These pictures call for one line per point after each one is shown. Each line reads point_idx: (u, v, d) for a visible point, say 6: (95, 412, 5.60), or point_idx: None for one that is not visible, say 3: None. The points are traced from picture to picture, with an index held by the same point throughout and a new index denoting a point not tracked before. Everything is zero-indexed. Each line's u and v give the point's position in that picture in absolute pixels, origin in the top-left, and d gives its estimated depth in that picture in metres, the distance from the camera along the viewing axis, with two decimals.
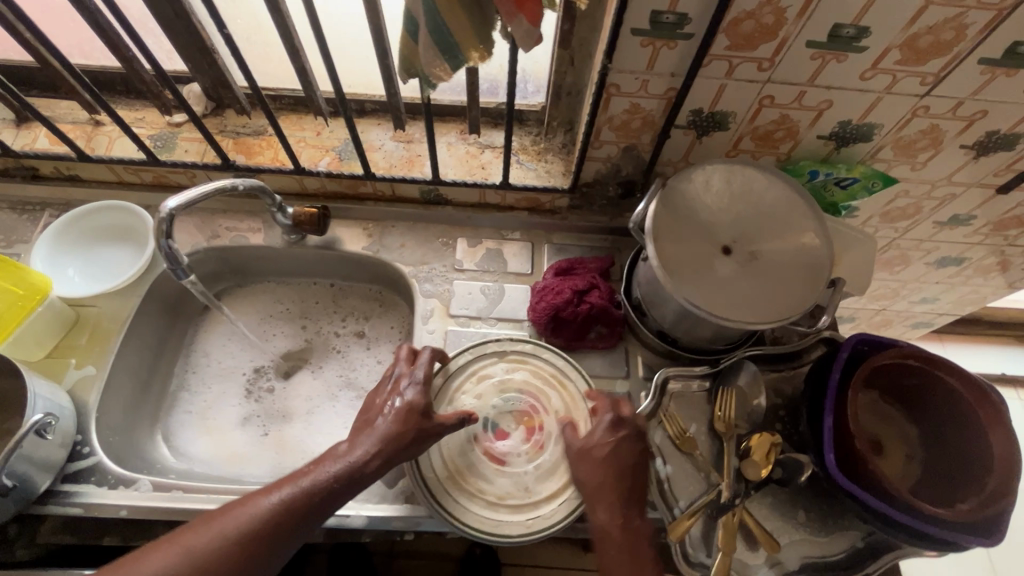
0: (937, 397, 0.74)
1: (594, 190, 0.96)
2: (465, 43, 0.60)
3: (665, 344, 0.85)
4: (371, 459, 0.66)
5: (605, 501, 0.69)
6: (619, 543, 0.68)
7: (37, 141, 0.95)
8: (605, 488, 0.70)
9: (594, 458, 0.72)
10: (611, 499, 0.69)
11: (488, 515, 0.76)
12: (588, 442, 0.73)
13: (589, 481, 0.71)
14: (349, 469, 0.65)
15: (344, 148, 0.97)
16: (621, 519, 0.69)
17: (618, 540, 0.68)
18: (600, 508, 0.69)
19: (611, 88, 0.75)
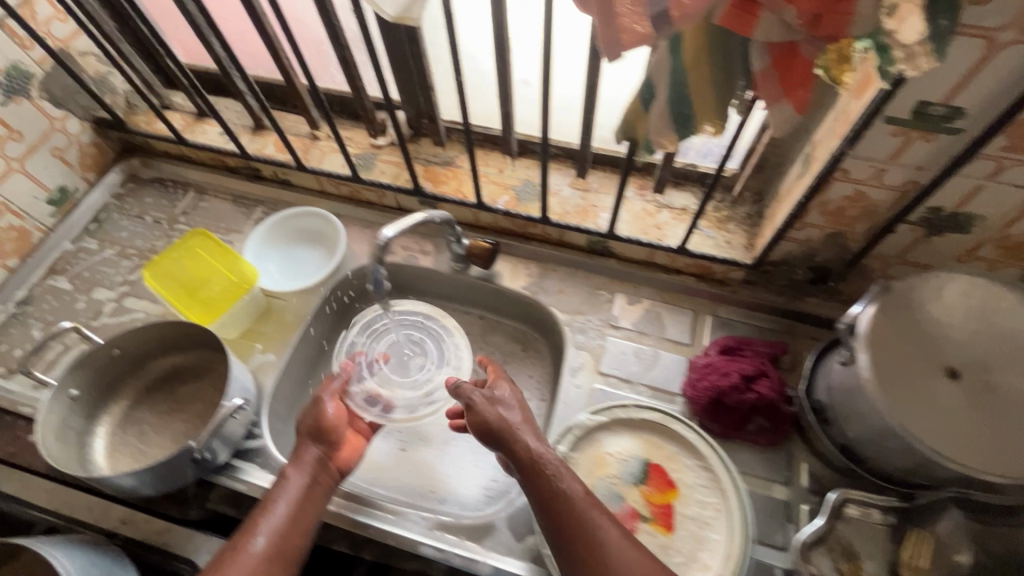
0: None
1: (778, 270, 0.89)
2: (701, 117, 0.58)
3: (847, 461, 0.74)
4: (313, 475, 0.73)
5: (520, 452, 0.65)
6: (568, 507, 0.61)
7: (266, 147, 1.09)
8: (506, 433, 0.66)
9: (493, 407, 0.68)
10: (522, 432, 0.66)
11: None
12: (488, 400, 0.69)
13: (492, 426, 0.67)
14: (308, 472, 0.73)
15: (523, 189, 1.00)
16: (563, 479, 0.63)
17: (565, 501, 0.61)
18: (511, 441, 0.65)
19: (838, 172, 0.68)
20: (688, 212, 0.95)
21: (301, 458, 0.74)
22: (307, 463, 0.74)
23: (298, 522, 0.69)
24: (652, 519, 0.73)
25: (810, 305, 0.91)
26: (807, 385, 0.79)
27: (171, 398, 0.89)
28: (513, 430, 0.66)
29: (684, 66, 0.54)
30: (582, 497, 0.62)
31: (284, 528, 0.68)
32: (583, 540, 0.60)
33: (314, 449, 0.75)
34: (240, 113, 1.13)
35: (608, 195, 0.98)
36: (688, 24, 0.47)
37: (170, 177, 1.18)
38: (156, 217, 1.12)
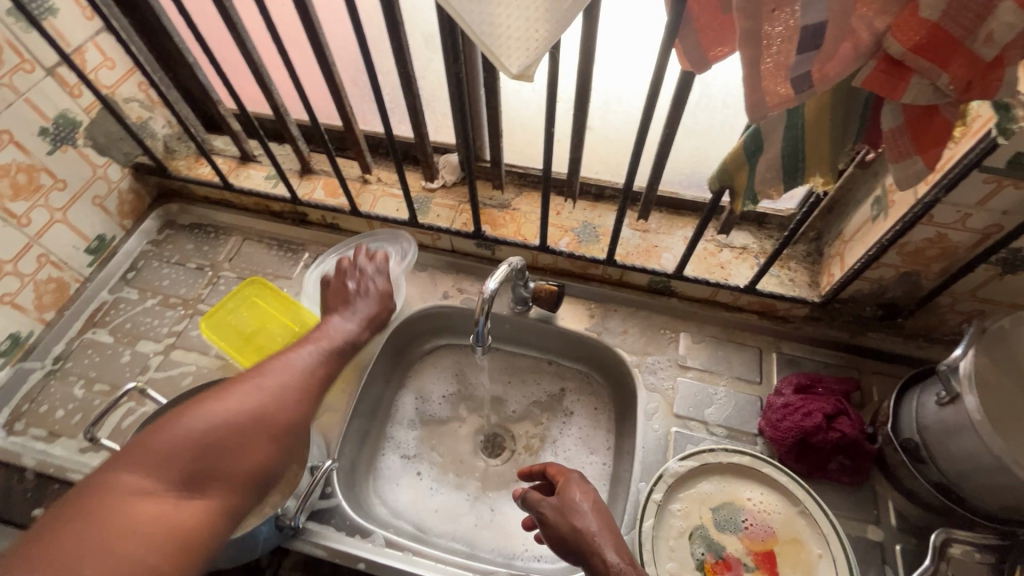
0: None
1: (845, 306, 0.90)
2: (816, 168, 0.59)
3: (944, 499, 0.74)
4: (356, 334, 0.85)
5: (603, 566, 0.62)
6: None
7: (315, 191, 1.07)
8: (586, 544, 0.64)
9: (567, 522, 0.67)
10: (602, 547, 0.63)
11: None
12: (564, 499, 0.69)
13: (572, 540, 0.66)
14: (338, 337, 0.82)
15: (583, 231, 1.00)
16: None
17: None
18: (591, 555, 0.63)
19: (924, 217, 0.70)
20: (749, 251, 0.96)
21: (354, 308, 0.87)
22: (347, 331, 0.84)
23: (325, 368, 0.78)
24: (757, 566, 0.74)
25: (875, 340, 0.92)
26: (893, 425, 0.80)
27: None
28: (589, 539, 0.64)
29: (805, 122, 0.55)
30: None
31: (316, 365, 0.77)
32: None
33: (352, 319, 0.86)
34: (289, 157, 1.12)
35: (668, 235, 0.98)
36: (829, 86, 0.49)
37: (209, 222, 1.14)
38: (198, 264, 1.08)
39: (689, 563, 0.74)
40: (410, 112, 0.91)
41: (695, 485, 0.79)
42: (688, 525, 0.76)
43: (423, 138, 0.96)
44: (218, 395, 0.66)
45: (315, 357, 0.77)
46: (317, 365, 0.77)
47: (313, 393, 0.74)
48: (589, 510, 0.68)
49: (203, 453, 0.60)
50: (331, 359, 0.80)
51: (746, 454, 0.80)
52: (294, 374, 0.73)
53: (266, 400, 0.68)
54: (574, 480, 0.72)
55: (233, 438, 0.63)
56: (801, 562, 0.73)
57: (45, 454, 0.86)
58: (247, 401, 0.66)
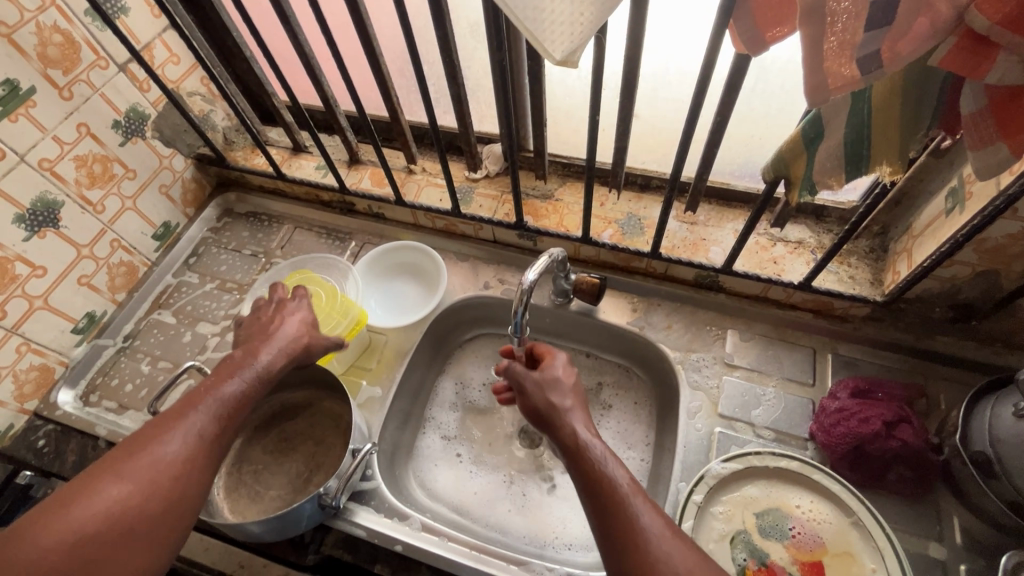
0: None
1: (911, 307, 0.84)
2: (884, 157, 0.54)
3: (1021, 520, 0.67)
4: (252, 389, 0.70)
5: (568, 436, 0.64)
6: (608, 487, 0.57)
7: (363, 181, 1.10)
8: (557, 417, 0.66)
9: (542, 396, 0.69)
10: (572, 420, 0.65)
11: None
12: (545, 373, 0.71)
13: (544, 412, 0.68)
14: (234, 395, 0.67)
15: (627, 223, 0.97)
16: (610, 465, 0.59)
17: (608, 487, 0.57)
18: (558, 427, 0.65)
19: (1008, 210, 0.64)
20: (805, 245, 0.91)
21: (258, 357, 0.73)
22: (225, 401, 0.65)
23: (191, 459, 0.60)
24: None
25: (946, 344, 0.85)
26: (962, 435, 0.74)
27: (282, 436, 0.88)
28: (561, 413, 0.66)
29: (871, 106, 0.51)
30: (628, 488, 0.57)
31: (179, 454, 0.59)
32: (620, 531, 0.54)
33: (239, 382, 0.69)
34: (338, 148, 1.15)
35: (717, 228, 0.94)
36: (900, 66, 0.45)
37: (263, 211, 1.20)
38: (253, 250, 1.14)
39: (729, 567, 0.71)
40: (453, 101, 0.91)
41: (739, 487, 0.77)
42: (728, 529, 0.74)
43: (467, 128, 0.96)
44: (82, 492, 0.54)
45: (189, 439, 0.60)
46: (198, 446, 0.61)
47: (166, 498, 0.56)
48: (567, 387, 0.70)
49: (90, 549, 0.51)
50: (223, 422, 0.64)
51: (794, 459, 0.76)
52: (154, 467, 0.57)
53: (132, 502, 0.55)
54: (558, 359, 0.74)
55: (114, 539, 0.53)
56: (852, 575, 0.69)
57: (115, 424, 0.93)
58: (126, 495, 0.55)
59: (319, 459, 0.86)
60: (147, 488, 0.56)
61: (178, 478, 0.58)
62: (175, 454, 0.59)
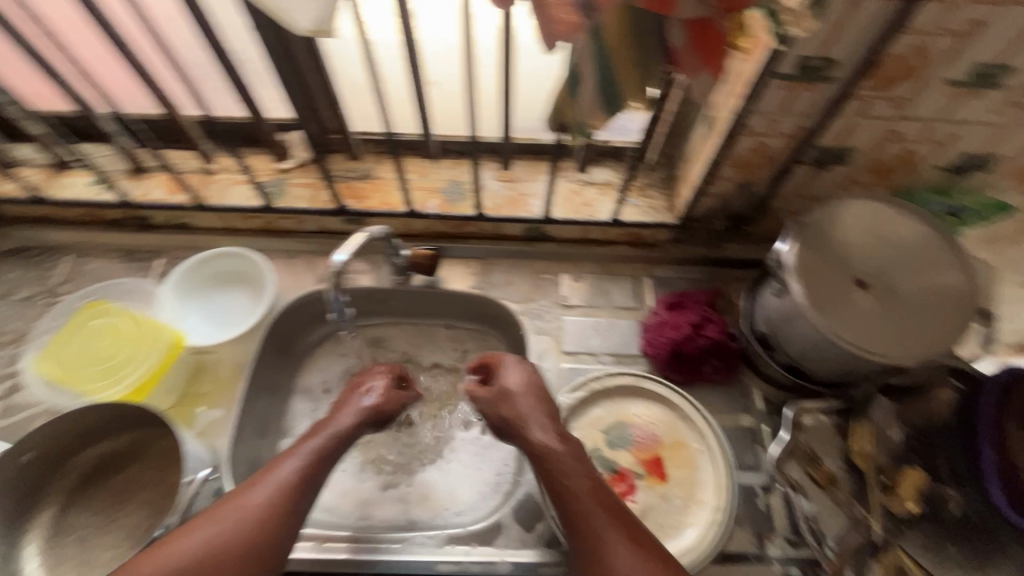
0: None
1: (699, 224, 0.97)
2: (629, 94, 0.61)
3: (794, 378, 0.84)
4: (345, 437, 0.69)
5: (528, 444, 0.67)
6: (574, 500, 0.62)
7: (154, 191, 0.97)
8: (516, 425, 0.68)
9: (498, 409, 0.70)
10: (532, 428, 0.67)
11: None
12: (499, 387, 0.72)
13: (503, 426, 0.70)
14: (331, 433, 0.68)
15: (450, 190, 0.98)
16: (568, 473, 0.63)
17: (574, 499, 0.62)
18: (519, 430, 0.68)
19: (743, 128, 0.76)
20: (611, 185, 1.00)
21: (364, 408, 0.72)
22: (284, 478, 0.63)
23: (274, 507, 0.61)
24: (647, 472, 0.80)
25: (731, 251, 1.00)
26: (747, 321, 0.88)
27: (110, 490, 0.78)
28: (523, 421, 0.68)
29: (608, 49, 0.57)
30: (591, 501, 0.62)
31: (276, 491, 0.61)
32: (585, 538, 0.60)
33: (295, 458, 0.65)
34: (115, 157, 1.00)
35: (534, 181, 1.00)
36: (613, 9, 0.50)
37: (32, 244, 1.00)
38: (29, 293, 0.96)
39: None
40: (234, 88, 0.83)
41: (586, 412, 0.84)
42: (581, 451, 0.81)
43: (259, 115, 0.89)
44: (149, 553, 0.57)
45: (276, 485, 0.62)
46: (281, 492, 0.62)
47: (248, 544, 0.58)
48: (520, 390, 0.71)
49: None
50: (314, 471, 0.65)
51: (627, 375, 0.86)
52: (250, 513, 0.59)
53: (206, 554, 0.56)
54: (511, 362, 0.74)
55: None
56: (682, 459, 0.81)
57: None
58: (193, 547, 0.56)
59: (160, 503, 0.77)
60: (234, 533, 0.58)
61: (268, 522, 0.59)
62: (269, 495, 0.61)
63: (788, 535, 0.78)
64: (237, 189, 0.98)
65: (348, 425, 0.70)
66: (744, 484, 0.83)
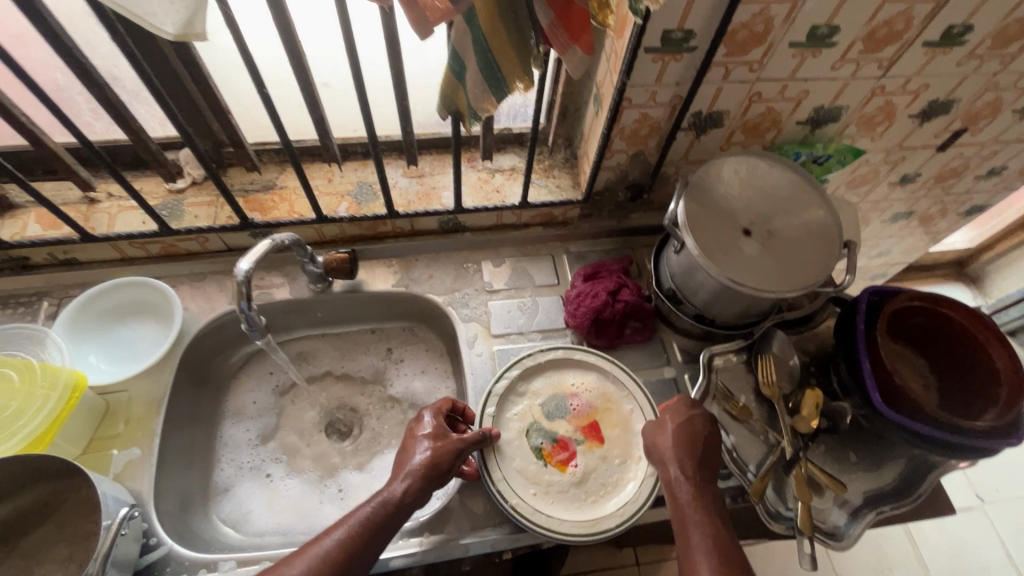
0: (951, 337, 0.82)
1: (604, 198, 1.03)
2: (512, 76, 0.64)
3: (704, 326, 0.91)
4: (415, 494, 0.71)
5: (666, 475, 0.73)
6: (699, 524, 0.67)
7: (28, 228, 0.89)
8: (658, 451, 0.75)
9: (654, 434, 0.77)
10: (670, 458, 0.73)
11: (584, 518, 0.77)
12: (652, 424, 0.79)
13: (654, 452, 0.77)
14: (398, 488, 0.70)
15: (359, 191, 0.98)
16: (691, 506, 0.69)
17: (708, 529, 0.67)
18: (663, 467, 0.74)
19: (625, 102, 0.82)
20: (518, 170, 1.04)
21: (414, 473, 0.71)
22: (324, 551, 0.63)
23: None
24: (585, 438, 0.84)
25: (636, 219, 1.07)
26: (656, 281, 0.95)
27: (18, 556, 0.73)
28: (664, 455, 0.74)
29: (484, 34, 0.59)
30: (699, 541, 0.66)
31: (321, 559, 0.62)
32: None
33: (340, 529, 0.66)
34: None
35: (443, 174, 1.01)
36: None
37: None
38: None
39: (529, 457, 0.81)
40: (106, 107, 0.78)
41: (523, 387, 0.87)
42: (518, 427, 0.84)
43: (140, 134, 0.84)
44: None
45: (313, 562, 0.62)
46: (326, 562, 0.62)
47: None
48: (673, 424, 0.76)
49: None
50: (357, 540, 0.65)
51: (558, 347, 0.89)
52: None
53: None
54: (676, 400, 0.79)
55: None
56: (615, 421, 0.86)
57: None
58: None
59: (76, 554, 0.72)
60: None
61: None
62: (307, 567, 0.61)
63: (716, 468, 0.85)
64: (126, 216, 0.92)
65: (399, 487, 0.70)
66: None
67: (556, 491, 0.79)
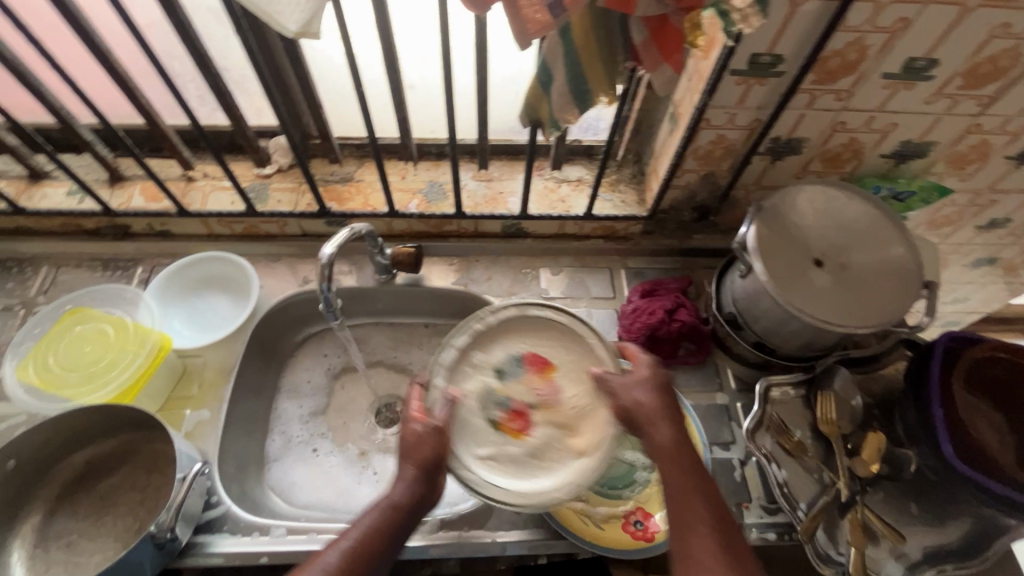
0: None
1: (669, 216, 1.03)
2: (598, 89, 0.66)
3: (762, 354, 0.89)
4: (405, 494, 0.64)
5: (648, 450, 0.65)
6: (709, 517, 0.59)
7: (133, 199, 0.98)
8: (636, 420, 0.66)
9: (624, 397, 0.67)
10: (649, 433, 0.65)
11: (521, 487, 0.69)
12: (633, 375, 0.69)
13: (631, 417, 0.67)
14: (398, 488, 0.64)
15: (430, 190, 1.02)
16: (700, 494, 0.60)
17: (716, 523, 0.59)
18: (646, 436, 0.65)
19: (703, 122, 0.82)
20: (584, 182, 1.05)
21: (399, 476, 0.65)
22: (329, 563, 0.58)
23: None
24: (526, 368, 0.75)
25: (699, 240, 1.06)
26: (717, 305, 0.94)
27: (95, 495, 0.78)
28: (647, 420, 0.65)
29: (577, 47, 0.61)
30: (708, 539, 0.57)
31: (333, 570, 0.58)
32: None
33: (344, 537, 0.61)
34: (91, 166, 1.00)
35: (511, 180, 1.04)
36: (580, 8, 0.54)
37: (8, 256, 0.99)
38: (5, 304, 0.95)
39: (483, 424, 0.72)
40: (215, 94, 0.85)
41: None
42: (475, 384, 0.73)
43: (240, 120, 0.91)
44: None
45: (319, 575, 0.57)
46: None
47: None
48: (646, 387, 0.67)
49: None
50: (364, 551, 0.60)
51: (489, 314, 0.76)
52: None
53: None
54: (643, 358, 0.71)
55: None
56: (579, 374, 0.74)
57: None
58: None
59: (148, 505, 0.77)
60: None
61: None
62: None
63: (763, 503, 0.84)
64: (218, 195, 0.99)
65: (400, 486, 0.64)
66: (719, 458, 0.87)
67: (514, 461, 0.71)
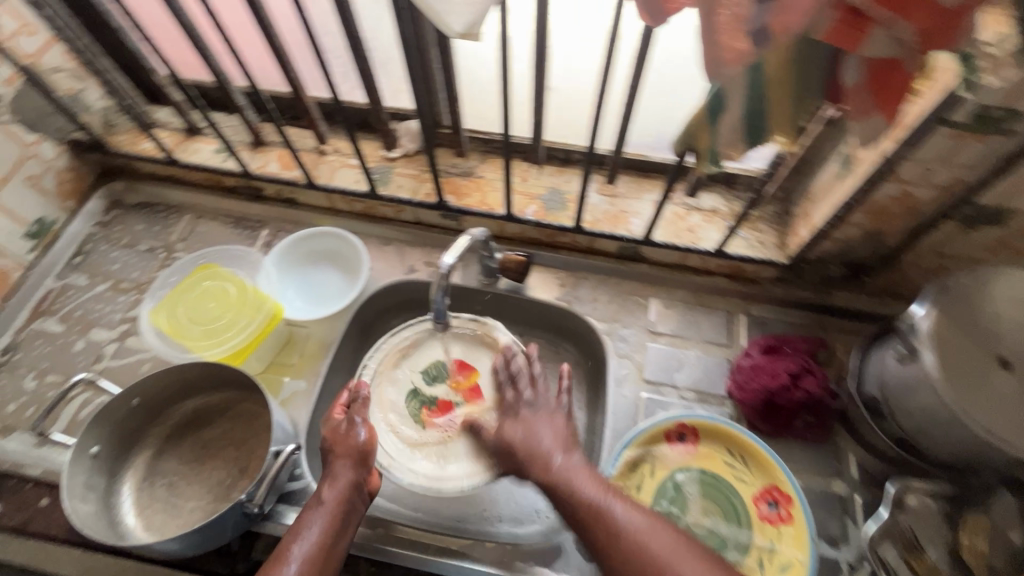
0: None
1: (812, 267, 0.90)
2: (779, 129, 0.56)
3: (903, 451, 0.76)
4: (346, 495, 0.65)
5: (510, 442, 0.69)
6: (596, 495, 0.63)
7: (269, 165, 1.02)
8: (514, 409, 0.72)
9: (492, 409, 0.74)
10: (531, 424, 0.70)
11: (434, 472, 0.75)
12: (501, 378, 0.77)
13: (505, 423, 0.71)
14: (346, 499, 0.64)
15: (550, 198, 0.97)
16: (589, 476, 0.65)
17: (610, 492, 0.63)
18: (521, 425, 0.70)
19: (888, 174, 0.69)
20: (718, 213, 0.95)
21: (335, 479, 0.66)
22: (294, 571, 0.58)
23: None
24: (454, 374, 0.82)
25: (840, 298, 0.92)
26: (855, 381, 0.81)
27: (197, 442, 0.83)
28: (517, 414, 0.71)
29: (767, 80, 0.53)
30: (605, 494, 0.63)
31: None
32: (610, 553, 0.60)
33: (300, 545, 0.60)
34: (239, 128, 1.06)
35: (637, 199, 0.96)
36: (788, 40, 0.46)
37: (160, 200, 1.08)
38: (150, 245, 1.03)
39: (405, 422, 0.79)
40: (360, 75, 0.85)
41: (658, 447, 0.81)
42: (402, 387, 0.81)
43: (378, 103, 0.91)
44: None
45: None
46: None
47: None
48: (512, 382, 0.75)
49: None
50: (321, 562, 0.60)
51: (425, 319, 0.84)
52: None
53: None
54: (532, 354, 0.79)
55: None
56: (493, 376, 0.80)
57: None
58: None
59: (242, 464, 0.81)
60: None
61: None
62: None
63: None
64: (345, 172, 1.01)
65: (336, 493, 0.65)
66: (825, 556, 0.77)
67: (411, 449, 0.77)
